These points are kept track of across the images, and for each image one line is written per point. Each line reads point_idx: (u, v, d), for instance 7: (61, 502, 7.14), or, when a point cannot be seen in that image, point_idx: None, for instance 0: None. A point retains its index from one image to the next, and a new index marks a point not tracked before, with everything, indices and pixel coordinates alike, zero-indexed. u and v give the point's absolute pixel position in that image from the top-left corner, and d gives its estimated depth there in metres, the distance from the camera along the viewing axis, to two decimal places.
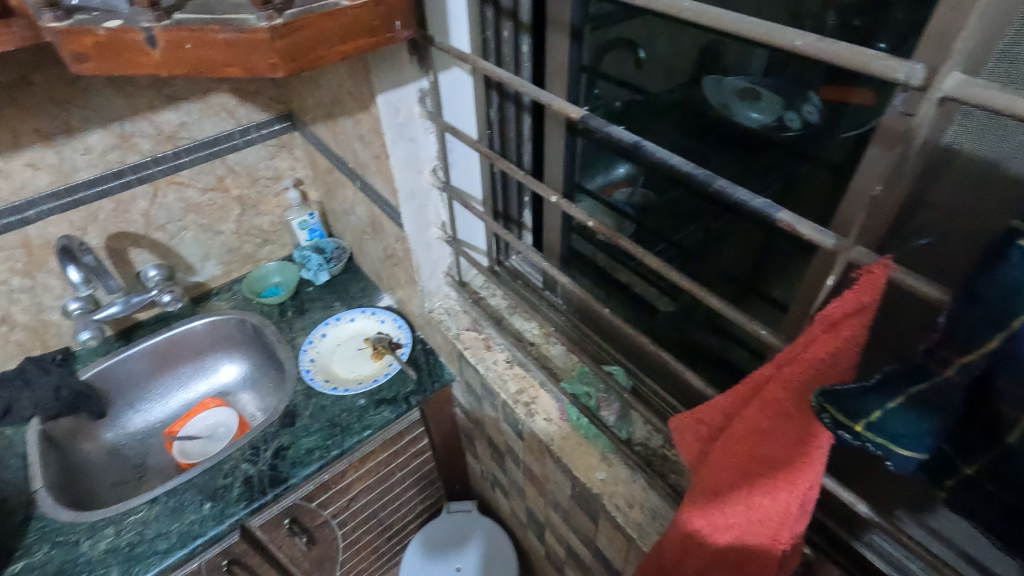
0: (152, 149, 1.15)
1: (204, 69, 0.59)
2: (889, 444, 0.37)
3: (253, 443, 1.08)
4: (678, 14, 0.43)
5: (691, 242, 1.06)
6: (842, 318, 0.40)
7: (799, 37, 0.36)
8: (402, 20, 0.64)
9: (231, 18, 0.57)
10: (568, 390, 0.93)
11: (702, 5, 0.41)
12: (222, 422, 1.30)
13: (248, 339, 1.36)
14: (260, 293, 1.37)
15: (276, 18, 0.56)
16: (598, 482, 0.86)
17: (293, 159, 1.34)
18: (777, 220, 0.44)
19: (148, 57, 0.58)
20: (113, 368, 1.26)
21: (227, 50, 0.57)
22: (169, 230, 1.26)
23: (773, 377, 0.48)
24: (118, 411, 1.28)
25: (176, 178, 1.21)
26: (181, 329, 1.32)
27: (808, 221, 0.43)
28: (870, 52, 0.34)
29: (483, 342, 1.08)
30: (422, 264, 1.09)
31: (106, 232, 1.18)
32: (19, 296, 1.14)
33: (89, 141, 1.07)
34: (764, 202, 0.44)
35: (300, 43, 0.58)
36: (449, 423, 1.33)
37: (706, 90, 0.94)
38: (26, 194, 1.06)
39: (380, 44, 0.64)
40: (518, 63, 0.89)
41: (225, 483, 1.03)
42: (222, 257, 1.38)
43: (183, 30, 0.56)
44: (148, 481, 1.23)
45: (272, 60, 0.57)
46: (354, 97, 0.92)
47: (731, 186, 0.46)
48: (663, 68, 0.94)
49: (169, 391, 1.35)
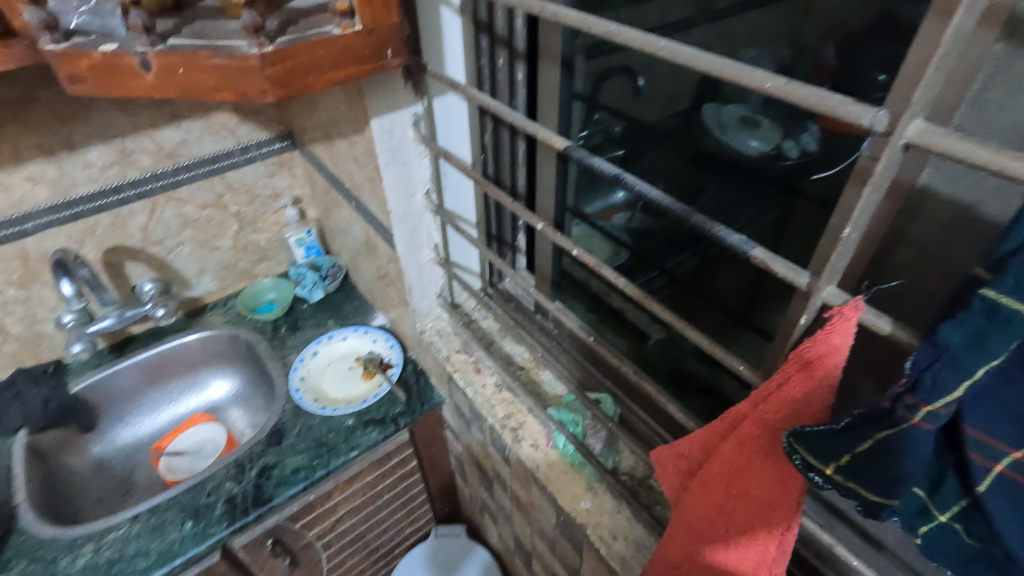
0: (152, 165, 1.16)
1: (196, 92, 0.60)
2: (859, 488, 0.37)
3: (238, 462, 1.07)
4: (654, 52, 0.43)
5: (683, 271, 1.08)
6: (816, 358, 0.40)
7: (768, 79, 0.36)
8: (393, 48, 0.65)
9: (223, 45, 0.58)
10: (555, 416, 0.92)
11: (677, 45, 0.42)
12: (211, 439, 1.29)
13: (240, 355, 1.36)
14: (254, 309, 1.38)
15: (267, 45, 0.57)
16: (582, 512, 0.85)
17: (292, 177, 1.35)
18: (752, 257, 0.44)
19: (141, 81, 0.59)
20: (104, 381, 1.26)
21: (219, 75, 0.58)
22: (166, 245, 1.27)
23: (750, 415, 0.47)
24: (107, 425, 1.28)
25: (175, 194, 1.22)
26: (174, 343, 1.32)
27: (783, 259, 0.43)
28: (837, 96, 0.34)
29: (472, 365, 1.09)
30: (413, 285, 1.09)
31: (103, 245, 1.19)
32: (13, 307, 1.15)
33: (89, 156, 1.09)
34: (740, 239, 0.44)
35: (290, 70, 0.59)
36: (439, 446, 1.32)
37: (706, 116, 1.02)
38: (25, 207, 1.07)
39: (371, 71, 0.65)
40: (512, 88, 0.89)
41: (208, 502, 1.02)
42: (218, 273, 1.39)
43: (177, 56, 0.58)
44: (133, 496, 1.22)
45: (262, 85, 0.58)
46: (350, 120, 0.93)
47: (708, 221, 0.47)
48: (661, 98, 0.98)
49: (158, 406, 1.35)
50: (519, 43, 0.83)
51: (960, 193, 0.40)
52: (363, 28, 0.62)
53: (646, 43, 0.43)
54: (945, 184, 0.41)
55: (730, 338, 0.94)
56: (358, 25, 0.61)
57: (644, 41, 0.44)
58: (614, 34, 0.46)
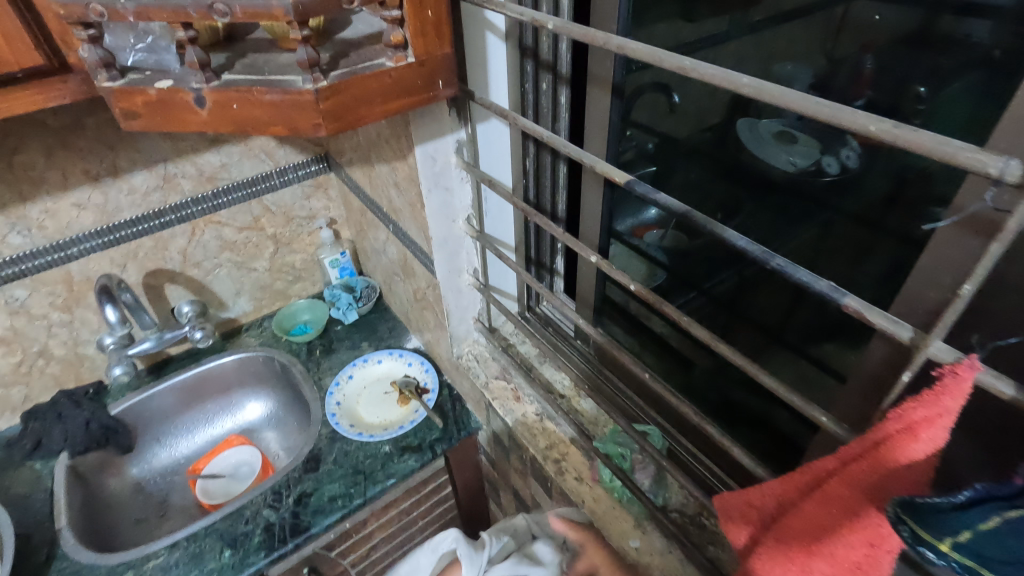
0: (193, 190, 1.17)
1: (248, 127, 0.59)
2: (982, 570, 0.33)
3: (276, 488, 1.06)
4: (735, 88, 0.41)
5: (721, 290, 1.04)
6: (922, 420, 0.37)
7: (873, 122, 0.34)
8: (444, 79, 0.64)
9: (277, 80, 0.57)
10: (601, 449, 0.89)
11: (763, 83, 0.39)
12: (246, 461, 1.28)
13: (275, 376, 1.36)
14: (289, 330, 1.38)
15: (321, 79, 0.56)
16: (632, 551, 0.82)
17: (327, 199, 1.35)
18: (844, 305, 0.41)
19: (195, 116, 0.59)
20: (143, 402, 1.26)
21: (272, 110, 0.57)
22: (204, 268, 1.28)
23: (837, 471, 0.44)
24: (144, 447, 1.28)
25: (214, 217, 1.23)
26: (211, 365, 1.33)
27: (879, 309, 0.40)
28: (955, 142, 0.31)
29: (511, 393, 1.06)
30: (451, 310, 1.07)
31: (144, 269, 1.20)
32: (57, 330, 1.17)
33: (133, 182, 1.10)
34: (829, 285, 0.41)
35: (344, 104, 0.58)
36: (473, 471, 1.29)
37: (740, 133, 0.93)
38: (71, 232, 1.08)
39: (422, 102, 0.64)
40: (555, 113, 0.89)
41: (246, 530, 1.01)
42: (254, 294, 1.39)
43: (231, 91, 0.57)
44: (170, 519, 1.22)
45: (316, 120, 0.57)
46: (392, 145, 0.93)
47: (791, 266, 0.44)
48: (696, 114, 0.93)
49: (194, 427, 1.35)
50: (563, 67, 0.83)
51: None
52: (416, 59, 0.60)
53: (727, 79, 0.41)
54: None
55: (766, 356, 0.96)
56: (411, 56, 0.60)
57: (724, 77, 0.41)
58: (688, 69, 0.43)
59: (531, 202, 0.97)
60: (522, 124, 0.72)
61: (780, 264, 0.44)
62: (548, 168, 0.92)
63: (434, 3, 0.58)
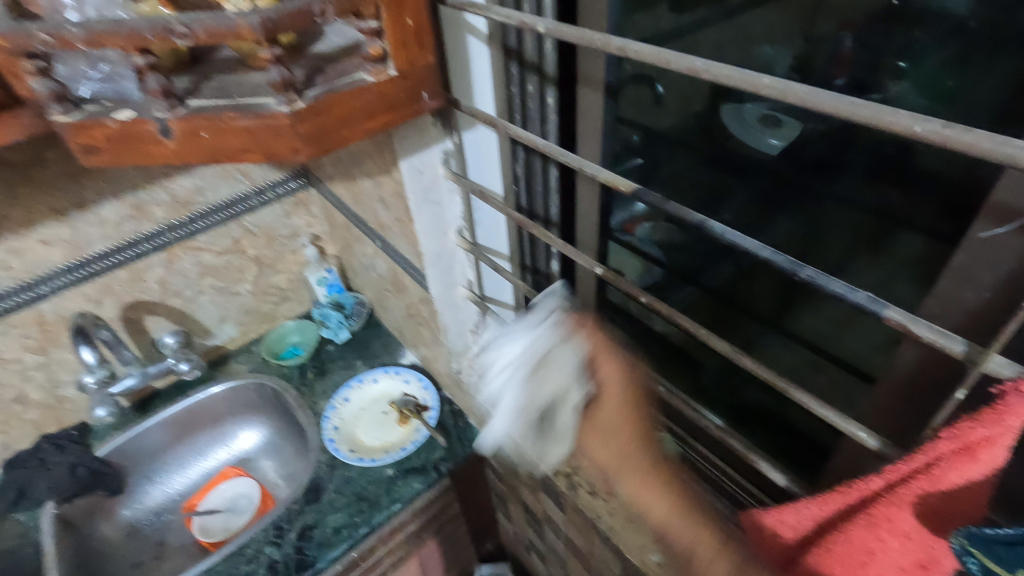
0: (167, 217, 1.12)
1: (222, 157, 0.55)
2: None
3: (277, 523, 1.02)
4: (755, 90, 0.37)
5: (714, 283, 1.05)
6: (981, 442, 0.34)
7: (918, 123, 0.31)
8: (429, 90, 0.60)
9: (249, 103, 0.53)
10: None
11: (786, 83, 0.36)
12: (243, 494, 1.23)
13: (267, 403, 1.31)
14: (279, 354, 1.33)
15: (298, 101, 0.52)
16: (652, 566, 0.79)
17: (310, 215, 1.30)
18: (885, 317, 0.38)
19: (162, 148, 0.54)
20: (131, 441, 1.21)
21: (246, 137, 0.53)
22: (185, 296, 1.23)
23: (883, 494, 0.40)
24: (134, 487, 1.23)
25: (192, 243, 1.18)
26: (200, 396, 1.27)
27: (924, 320, 0.37)
28: (1014, 142, 0.28)
29: None
30: (448, 325, 1.04)
31: (121, 302, 1.14)
32: (33, 373, 1.11)
33: (102, 213, 1.04)
34: (866, 296, 0.39)
35: (323, 126, 0.54)
36: (481, 485, 1.26)
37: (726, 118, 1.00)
38: (40, 271, 1.03)
39: (407, 117, 0.60)
40: (544, 113, 0.81)
41: (249, 570, 0.97)
42: (240, 319, 1.34)
43: (200, 119, 0.52)
44: (168, 561, 1.17)
45: (295, 145, 0.53)
46: (375, 160, 0.88)
47: (823, 276, 0.41)
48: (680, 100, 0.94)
49: (186, 461, 1.30)
50: (549, 67, 0.76)
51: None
52: (399, 72, 0.56)
53: (745, 80, 0.38)
54: None
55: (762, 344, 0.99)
56: (393, 70, 0.56)
57: (741, 77, 0.38)
58: (700, 71, 0.40)
59: (524, 209, 0.90)
60: (513, 131, 0.67)
61: (811, 276, 0.41)
62: (538, 172, 0.83)
63: (415, 12, 0.54)
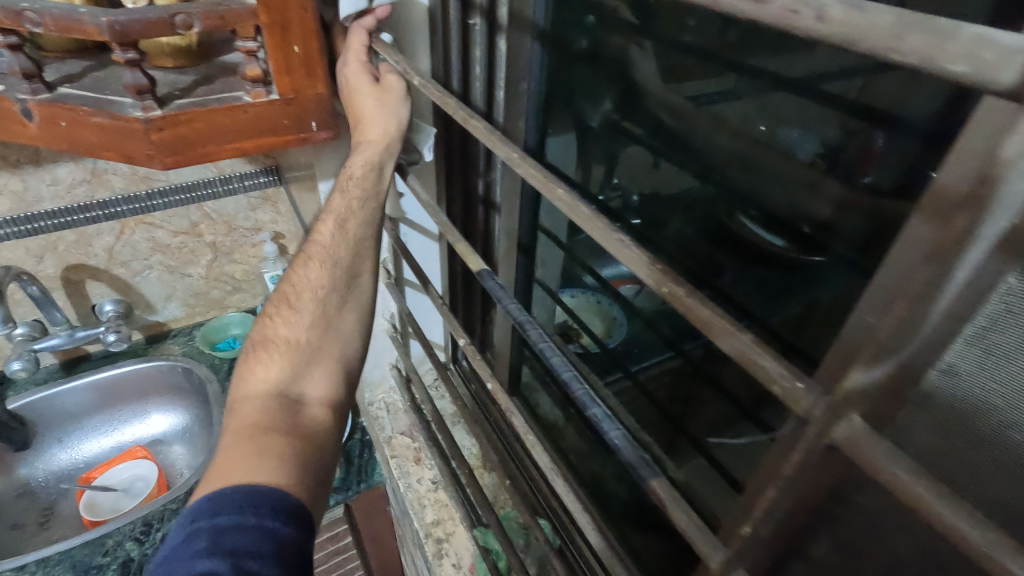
0: (124, 188, 1.11)
1: (82, 148, 0.53)
2: None
3: (146, 519, 0.99)
4: (552, 197, 0.38)
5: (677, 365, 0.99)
6: None
7: (666, 282, 0.30)
8: (319, 121, 0.57)
9: (111, 101, 0.51)
10: (478, 540, 0.81)
11: (577, 198, 0.36)
12: (141, 476, 1.20)
13: (192, 390, 1.28)
14: (214, 345, 1.31)
15: (154, 108, 0.49)
16: None
17: (276, 212, 1.27)
18: (652, 487, 0.38)
19: (24, 128, 0.52)
20: (46, 400, 1.20)
21: (102, 134, 0.51)
22: (132, 268, 1.22)
23: None
24: (41, 445, 1.21)
25: (147, 219, 1.17)
26: (126, 369, 1.25)
27: (683, 502, 0.36)
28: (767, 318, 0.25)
29: (413, 453, 0.98)
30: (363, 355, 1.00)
31: (64, 262, 1.15)
32: None
33: (57, 172, 1.04)
34: (641, 460, 0.39)
35: (184, 137, 0.52)
36: (383, 520, 1.18)
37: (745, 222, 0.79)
38: None
39: (291, 144, 0.57)
40: (489, 162, 0.77)
41: (101, 563, 0.93)
42: (187, 300, 1.33)
43: (58, 108, 0.50)
44: (48, 530, 1.14)
45: (148, 151, 0.51)
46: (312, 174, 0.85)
47: (607, 419, 0.42)
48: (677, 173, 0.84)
49: (100, 430, 1.28)
50: (498, 117, 0.71)
51: (971, 436, 0.29)
52: (281, 97, 0.54)
53: (542, 185, 0.38)
54: (929, 433, 0.30)
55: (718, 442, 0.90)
56: (274, 93, 0.54)
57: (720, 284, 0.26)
58: (516, 161, 0.41)
59: (454, 274, 0.91)
60: (425, 199, 0.67)
61: (596, 416, 0.42)
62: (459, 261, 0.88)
63: (303, 38, 0.52)
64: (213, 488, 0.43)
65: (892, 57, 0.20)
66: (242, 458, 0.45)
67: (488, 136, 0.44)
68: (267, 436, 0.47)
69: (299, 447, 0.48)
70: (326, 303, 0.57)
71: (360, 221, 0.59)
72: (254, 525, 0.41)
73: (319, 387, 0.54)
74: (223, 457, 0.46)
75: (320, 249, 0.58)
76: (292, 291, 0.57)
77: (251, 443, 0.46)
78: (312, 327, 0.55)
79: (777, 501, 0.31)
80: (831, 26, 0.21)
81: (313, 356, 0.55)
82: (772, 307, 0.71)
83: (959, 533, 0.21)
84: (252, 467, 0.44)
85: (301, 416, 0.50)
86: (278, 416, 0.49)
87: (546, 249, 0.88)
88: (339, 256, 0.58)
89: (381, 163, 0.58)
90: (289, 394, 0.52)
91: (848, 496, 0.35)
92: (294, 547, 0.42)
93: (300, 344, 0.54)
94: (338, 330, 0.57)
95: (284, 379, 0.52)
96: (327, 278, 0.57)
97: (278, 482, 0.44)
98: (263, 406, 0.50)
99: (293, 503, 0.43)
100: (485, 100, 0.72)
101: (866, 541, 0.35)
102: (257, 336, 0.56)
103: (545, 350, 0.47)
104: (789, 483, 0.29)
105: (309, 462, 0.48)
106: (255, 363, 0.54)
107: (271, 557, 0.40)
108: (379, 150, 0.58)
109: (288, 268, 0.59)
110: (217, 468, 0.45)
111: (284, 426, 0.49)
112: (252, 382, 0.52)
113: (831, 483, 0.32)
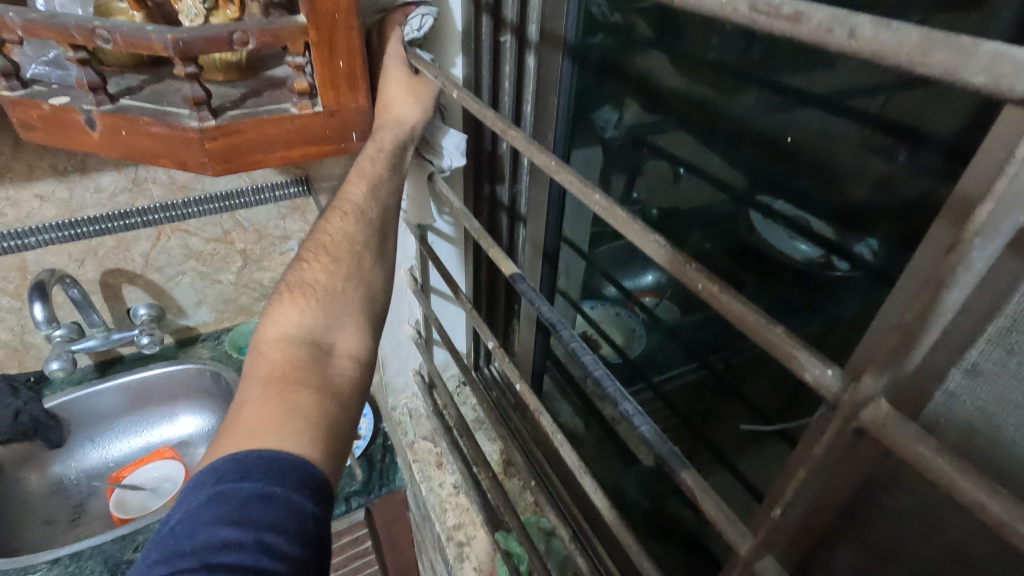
0: (163, 196, 1.16)
1: (139, 156, 0.56)
2: None
3: None
4: (589, 203, 0.40)
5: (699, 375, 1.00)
6: None
7: (701, 280, 0.32)
8: (358, 131, 0.61)
9: (169, 112, 0.54)
10: (501, 543, 0.82)
11: (611, 201, 0.38)
12: (168, 477, 1.23)
13: (219, 393, 1.32)
14: (242, 349, 1.35)
15: (210, 119, 0.53)
16: None
17: (305, 222, 1.31)
18: (682, 477, 0.39)
19: (88, 137, 0.56)
20: (81, 400, 1.24)
21: (159, 142, 0.54)
22: (166, 273, 1.27)
23: None
24: (74, 444, 1.25)
25: (182, 226, 1.21)
26: (157, 371, 1.29)
27: (713, 493, 0.38)
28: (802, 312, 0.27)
29: (435, 458, 1.00)
30: (388, 360, 1.03)
31: (103, 267, 1.20)
32: (6, 316, 1.17)
33: (101, 181, 1.09)
34: (671, 452, 0.41)
35: (235, 146, 0.55)
36: (401, 525, 1.19)
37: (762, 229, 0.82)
38: (30, 222, 1.08)
39: (332, 153, 0.61)
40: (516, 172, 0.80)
41: (131, 558, 0.95)
42: (216, 305, 1.37)
43: (120, 118, 0.54)
44: (80, 526, 1.17)
45: (202, 159, 0.54)
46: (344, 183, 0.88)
47: (638, 414, 0.44)
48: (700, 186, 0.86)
49: (130, 431, 1.31)
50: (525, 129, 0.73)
51: (997, 435, 0.30)
52: (325, 109, 0.57)
53: (579, 188, 0.40)
54: (954, 431, 0.32)
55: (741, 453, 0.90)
56: (319, 105, 0.57)
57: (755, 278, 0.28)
58: (553, 167, 0.43)
59: (478, 282, 0.93)
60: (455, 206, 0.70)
61: (628, 411, 0.45)
62: (485, 266, 0.90)
63: (348, 54, 0.55)
64: (240, 449, 0.45)
65: (916, 72, 0.22)
66: (269, 419, 0.47)
67: (525, 143, 0.46)
68: (299, 392, 0.49)
69: (325, 402, 0.49)
70: (359, 258, 0.58)
71: (390, 192, 0.60)
72: (280, 496, 0.42)
73: (347, 341, 0.55)
74: (251, 410, 0.48)
75: (353, 207, 0.59)
76: (328, 234, 0.59)
77: (282, 397, 0.48)
78: (346, 279, 0.57)
79: (806, 494, 0.32)
80: (857, 43, 0.23)
81: (343, 310, 0.56)
82: (796, 317, 0.72)
83: (986, 518, 0.22)
84: (280, 429, 0.46)
85: (330, 370, 0.52)
86: (308, 365, 0.51)
87: (569, 259, 0.89)
88: (371, 215, 0.60)
89: (406, 141, 0.61)
90: (320, 343, 0.53)
91: (874, 496, 0.36)
92: (312, 528, 0.43)
93: (334, 294, 0.56)
94: (372, 282, 0.59)
95: (318, 327, 0.54)
96: (363, 235, 0.59)
97: (305, 450, 0.46)
98: (293, 351, 0.52)
99: (319, 474, 0.45)
100: (513, 112, 0.74)
101: (890, 539, 0.36)
102: (292, 278, 0.58)
103: (577, 349, 0.50)
104: (818, 472, 0.30)
105: (335, 419, 0.49)
106: (288, 303, 0.55)
107: (288, 534, 0.42)
108: (406, 128, 0.61)
109: (322, 216, 0.60)
110: (247, 420, 0.47)
111: (316, 379, 0.50)
112: (284, 322, 0.54)
113: (860, 479, 0.33)
